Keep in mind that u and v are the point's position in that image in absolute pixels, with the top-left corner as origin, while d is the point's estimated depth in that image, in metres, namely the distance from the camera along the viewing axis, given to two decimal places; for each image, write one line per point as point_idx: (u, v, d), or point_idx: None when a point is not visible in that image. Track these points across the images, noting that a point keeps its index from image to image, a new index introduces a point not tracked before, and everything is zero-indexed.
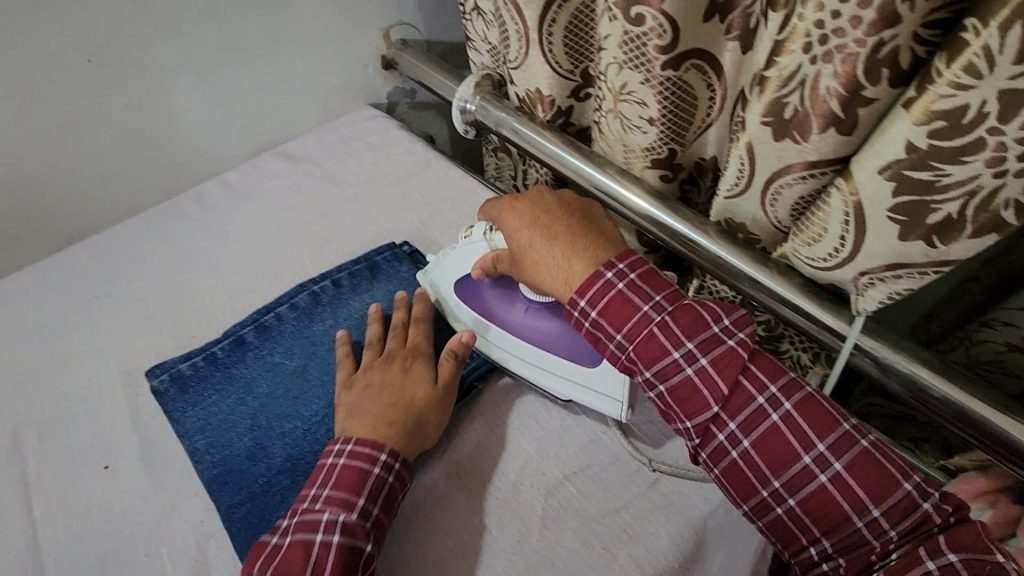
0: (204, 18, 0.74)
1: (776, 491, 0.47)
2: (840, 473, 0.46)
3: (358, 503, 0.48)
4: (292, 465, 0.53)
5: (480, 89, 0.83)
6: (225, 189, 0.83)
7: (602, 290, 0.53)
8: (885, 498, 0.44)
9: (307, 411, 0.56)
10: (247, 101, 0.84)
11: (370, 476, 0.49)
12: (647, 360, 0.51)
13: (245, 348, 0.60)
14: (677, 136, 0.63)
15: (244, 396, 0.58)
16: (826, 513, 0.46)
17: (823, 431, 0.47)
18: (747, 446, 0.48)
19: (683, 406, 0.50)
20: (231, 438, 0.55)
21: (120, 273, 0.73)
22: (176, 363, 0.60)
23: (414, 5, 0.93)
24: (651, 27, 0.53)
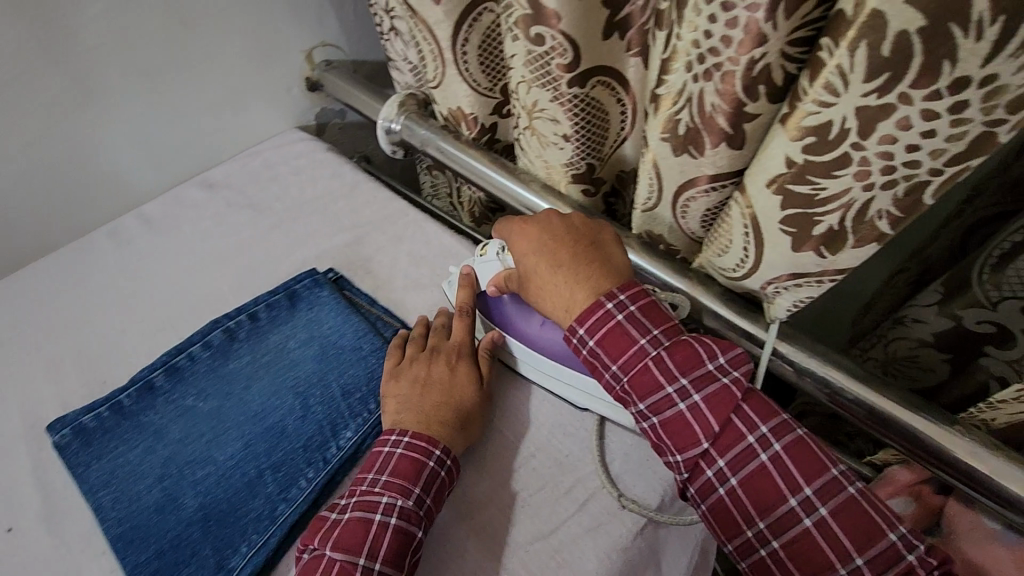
0: (108, 48, 0.71)
1: (761, 531, 0.47)
2: (825, 518, 0.45)
3: (414, 490, 0.49)
4: (203, 516, 0.51)
5: (405, 108, 0.82)
6: (143, 222, 0.80)
7: (601, 321, 0.52)
8: (868, 548, 0.44)
9: (220, 456, 0.54)
10: (163, 131, 0.81)
11: (427, 467, 0.50)
12: (641, 394, 0.50)
13: (153, 393, 0.58)
14: (593, 151, 0.64)
15: (154, 445, 0.55)
16: (808, 558, 0.45)
17: (811, 474, 0.46)
18: (735, 484, 0.48)
19: (673, 441, 0.49)
20: (139, 491, 0.52)
21: (27, 319, 0.69)
22: (78, 415, 0.57)
23: (336, 25, 0.91)
24: (552, 47, 0.52)
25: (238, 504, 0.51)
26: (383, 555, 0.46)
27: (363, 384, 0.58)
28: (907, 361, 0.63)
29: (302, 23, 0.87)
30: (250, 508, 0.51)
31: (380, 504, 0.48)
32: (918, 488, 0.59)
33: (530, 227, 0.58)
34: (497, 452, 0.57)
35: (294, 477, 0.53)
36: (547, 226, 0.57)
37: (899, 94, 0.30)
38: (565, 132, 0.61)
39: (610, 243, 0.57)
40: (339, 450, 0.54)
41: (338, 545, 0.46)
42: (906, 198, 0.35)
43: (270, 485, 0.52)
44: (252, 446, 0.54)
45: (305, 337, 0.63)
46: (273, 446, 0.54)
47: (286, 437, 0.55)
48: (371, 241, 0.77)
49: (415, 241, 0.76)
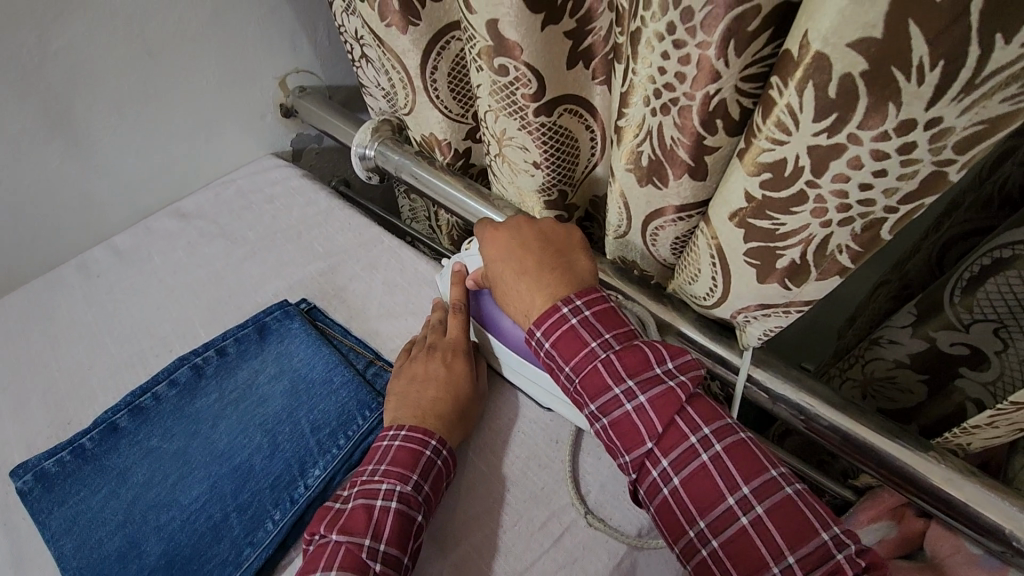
0: (73, 82, 0.70)
1: (700, 531, 0.45)
2: (761, 518, 0.44)
3: (412, 477, 0.50)
4: (166, 562, 0.49)
5: (379, 134, 0.82)
6: (114, 255, 0.78)
7: (555, 324, 0.51)
8: (800, 547, 0.42)
9: (185, 499, 0.53)
10: (134, 161, 0.80)
11: (424, 455, 0.51)
12: (591, 394, 0.49)
13: (117, 435, 0.56)
14: (564, 177, 0.64)
15: (117, 488, 0.54)
16: (744, 558, 0.43)
17: (749, 474, 0.45)
18: (677, 485, 0.46)
19: (620, 441, 0.48)
20: (101, 537, 0.51)
21: None
22: (40, 460, 0.55)
23: (310, 51, 0.91)
24: (516, 77, 0.52)
25: (202, 549, 0.50)
26: (386, 536, 0.46)
27: (333, 419, 0.57)
28: (886, 383, 0.62)
29: (275, 50, 0.87)
30: (214, 553, 0.50)
31: (381, 490, 0.49)
32: (900, 511, 0.58)
33: (500, 229, 0.57)
34: (472, 486, 0.56)
35: (261, 519, 0.52)
36: (517, 229, 0.56)
37: (848, 134, 0.29)
38: (534, 159, 0.61)
39: (580, 249, 0.56)
40: (307, 489, 0.53)
41: (342, 529, 0.46)
42: (864, 234, 0.34)
43: (236, 528, 0.51)
44: (218, 487, 0.53)
45: (275, 371, 0.61)
46: (240, 487, 0.53)
47: (252, 476, 0.54)
48: (345, 269, 0.76)
49: (390, 268, 0.75)
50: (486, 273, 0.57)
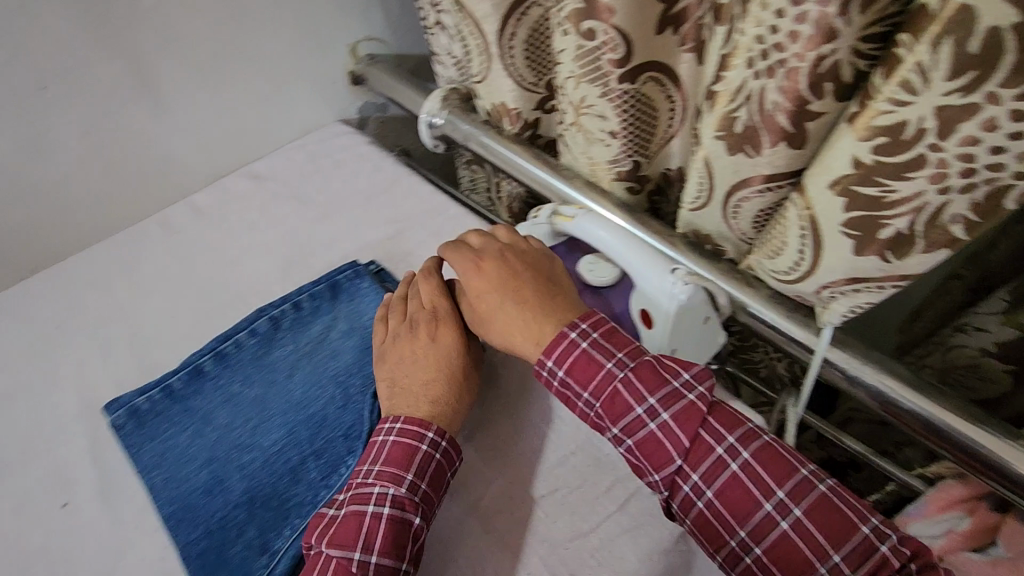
0: (160, 40, 0.73)
1: (742, 540, 0.45)
2: (801, 519, 0.44)
3: (406, 478, 0.49)
4: (249, 499, 0.52)
5: (447, 102, 0.82)
6: (191, 212, 0.82)
7: (567, 350, 0.51)
8: (845, 544, 0.43)
9: (266, 441, 0.55)
10: (213, 121, 0.83)
11: (419, 451, 0.50)
12: (613, 417, 0.49)
13: (203, 378, 0.60)
14: (640, 148, 0.62)
15: (202, 429, 0.57)
16: (791, 560, 0.44)
17: (781, 477, 0.45)
18: (712, 498, 0.46)
19: (646, 461, 0.48)
20: (189, 472, 0.54)
21: (84, 302, 0.72)
22: (132, 397, 0.58)
23: (382, 20, 0.92)
24: (604, 41, 0.52)
25: (282, 488, 0.52)
26: (378, 546, 0.46)
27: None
28: (967, 371, 0.60)
29: (348, 17, 0.88)
30: (293, 494, 0.52)
31: (373, 494, 0.48)
32: (972, 504, 0.56)
33: (461, 253, 0.58)
34: (537, 449, 0.56)
35: (335, 464, 0.53)
36: (477, 256, 0.57)
37: (986, 92, 0.29)
38: (612, 129, 0.60)
39: (552, 266, 0.57)
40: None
41: (335, 541, 0.46)
42: (985, 202, 0.34)
43: (313, 472, 0.53)
44: (295, 433, 0.55)
45: (348, 327, 0.63)
46: (315, 434, 0.55)
47: (327, 425, 0.56)
48: (411, 234, 0.77)
49: (455, 235, 0.76)
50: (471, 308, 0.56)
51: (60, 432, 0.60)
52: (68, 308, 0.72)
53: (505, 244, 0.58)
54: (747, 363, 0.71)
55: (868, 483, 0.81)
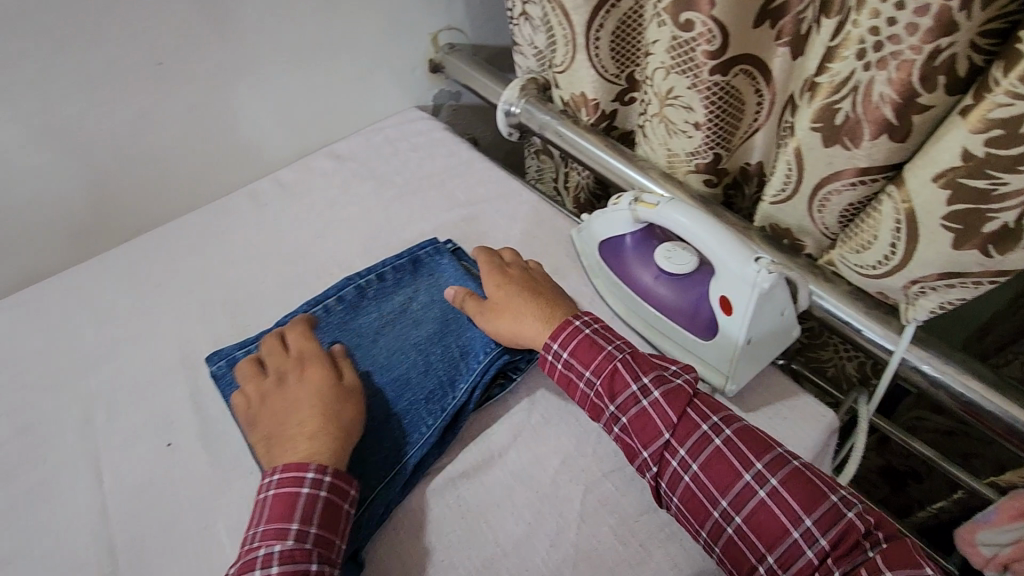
0: (266, 22, 0.77)
1: (723, 511, 0.48)
2: (777, 488, 0.47)
3: (292, 528, 0.47)
4: None
5: (525, 92, 0.84)
6: (279, 187, 0.87)
7: (571, 334, 0.57)
8: (816, 509, 0.46)
9: None
10: (302, 101, 0.87)
11: (300, 497, 0.49)
12: (610, 394, 0.54)
13: None
14: (722, 140, 0.63)
15: None
16: (767, 527, 0.47)
17: (759, 451, 0.49)
18: (697, 471, 0.50)
19: (637, 436, 0.52)
20: None
21: (181, 265, 0.77)
22: (233, 350, 0.64)
23: (463, 10, 0.95)
24: (700, 33, 0.53)
25: (369, 443, 0.56)
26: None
27: (479, 342, 0.62)
28: None
29: (431, 6, 0.91)
30: (380, 448, 0.56)
31: (259, 558, 0.46)
32: None
33: (488, 258, 0.66)
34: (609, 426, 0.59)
35: (417, 424, 0.57)
36: (501, 263, 0.65)
37: None
38: (696, 120, 0.61)
39: (554, 284, 0.65)
40: (456, 400, 0.58)
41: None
42: None
43: (397, 429, 0.57)
44: (379, 393, 0.59)
45: (427, 298, 0.67)
46: (398, 395, 0.59)
47: (409, 388, 0.59)
48: (485, 217, 0.80)
49: (528, 220, 0.78)
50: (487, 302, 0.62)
51: (163, 381, 0.65)
52: (167, 271, 0.77)
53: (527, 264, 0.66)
54: (814, 361, 0.71)
55: (931, 492, 0.80)
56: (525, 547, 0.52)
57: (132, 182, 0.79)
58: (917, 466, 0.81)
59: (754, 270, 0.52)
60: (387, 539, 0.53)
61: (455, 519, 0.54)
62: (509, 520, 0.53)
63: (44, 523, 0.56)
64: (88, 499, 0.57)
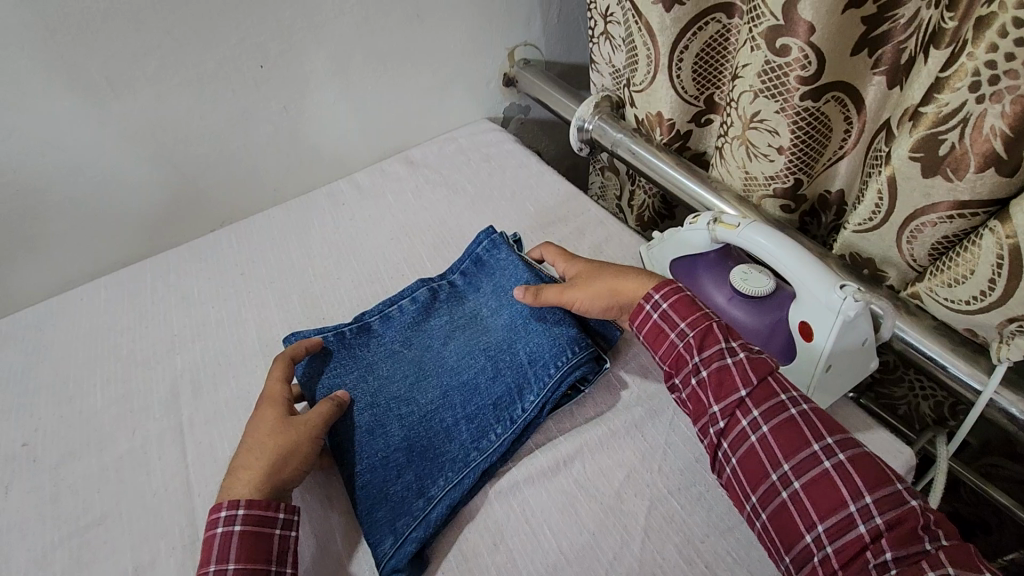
0: (359, 33, 0.81)
1: (783, 473, 0.49)
2: (843, 462, 0.48)
3: (212, 567, 0.49)
4: (408, 444, 0.58)
5: (599, 109, 0.86)
6: (356, 189, 0.90)
7: (674, 290, 0.59)
8: (879, 491, 0.46)
9: (422, 399, 0.61)
10: (383, 109, 0.91)
11: (216, 537, 0.50)
12: (699, 347, 0.55)
13: (370, 334, 0.66)
14: (805, 166, 0.63)
15: (365, 375, 0.63)
16: (824, 499, 0.47)
17: (833, 429, 0.50)
18: (766, 432, 0.51)
19: (714, 389, 0.53)
20: (351, 410, 0.60)
21: (264, 257, 0.81)
22: (311, 333, 0.66)
23: (541, 27, 0.98)
24: (795, 59, 0.53)
25: (438, 443, 0.58)
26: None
27: (548, 351, 0.61)
28: None
29: (512, 23, 0.94)
30: (448, 449, 0.58)
31: None
32: None
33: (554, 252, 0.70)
34: (677, 446, 0.58)
35: (485, 430, 0.59)
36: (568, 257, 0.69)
37: None
38: (782, 144, 0.61)
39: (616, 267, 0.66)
40: (525, 411, 0.59)
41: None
42: None
43: (465, 433, 0.59)
44: (449, 396, 0.61)
45: (496, 304, 0.67)
46: (467, 399, 0.61)
47: (478, 394, 0.61)
48: (553, 230, 0.81)
49: (598, 234, 0.79)
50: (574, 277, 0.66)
51: (244, 366, 0.68)
52: (250, 263, 0.81)
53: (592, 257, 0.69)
54: (886, 398, 0.70)
55: (1000, 545, 0.77)
56: (588, 556, 0.52)
57: (224, 175, 0.83)
58: (986, 517, 0.78)
59: (839, 299, 0.51)
60: (454, 537, 0.54)
61: (517, 524, 0.54)
62: (573, 529, 0.54)
63: (131, 492, 0.59)
64: (173, 472, 0.60)
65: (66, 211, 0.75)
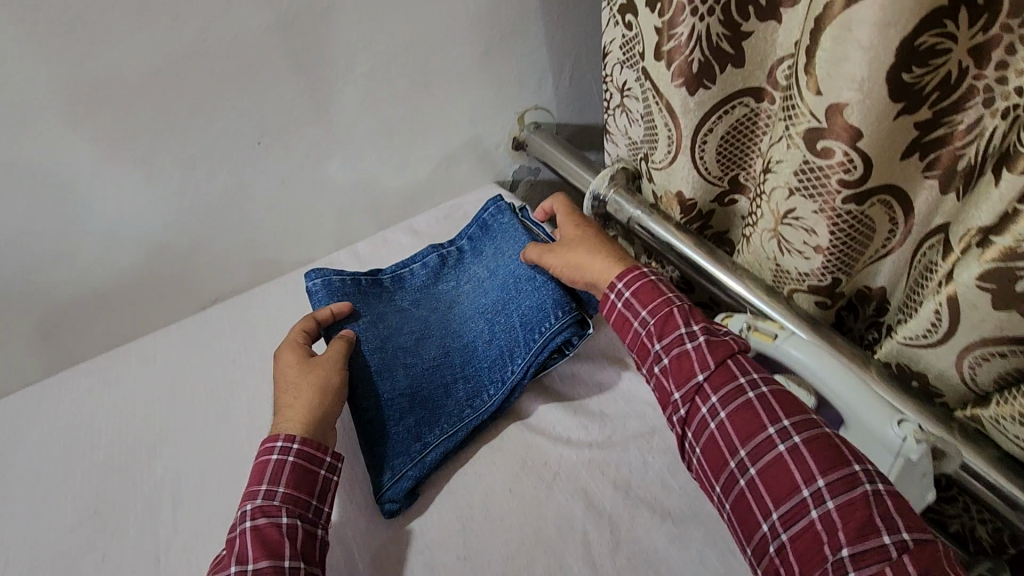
0: (365, 104, 0.77)
1: (740, 460, 0.50)
2: (797, 447, 0.48)
3: (261, 489, 0.54)
4: (411, 392, 0.65)
5: (615, 182, 0.81)
6: (356, 263, 0.85)
7: (636, 277, 0.59)
8: (833, 473, 0.46)
9: (425, 355, 0.68)
10: (387, 178, 0.86)
11: (270, 462, 0.55)
12: (659, 334, 0.56)
13: (382, 288, 0.74)
14: (845, 264, 0.57)
15: (376, 322, 0.70)
16: (779, 483, 0.48)
17: (791, 410, 0.50)
18: (723, 419, 0.51)
19: (673, 376, 0.54)
20: (364, 346, 0.67)
21: (257, 342, 0.76)
22: (331, 274, 0.72)
23: (553, 91, 0.93)
24: (838, 162, 0.48)
25: (438, 396, 0.65)
26: (251, 554, 0.50)
27: (535, 316, 0.66)
28: None
29: (522, 89, 0.90)
30: (445, 403, 0.65)
31: (236, 517, 0.53)
32: None
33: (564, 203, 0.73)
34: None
35: (479, 390, 0.66)
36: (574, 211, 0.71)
37: None
38: (819, 244, 0.56)
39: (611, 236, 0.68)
40: (513, 373, 0.65)
41: (216, 568, 0.51)
42: None
43: (461, 391, 0.66)
44: (450, 354, 0.69)
45: (494, 267, 0.74)
46: (465, 360, 0.68)
47: (475, 355, 0.68)
48: None
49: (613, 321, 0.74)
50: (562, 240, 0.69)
51: (228, 473, 0.63)
52: (244, 344, 0.76)
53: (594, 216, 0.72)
54: (936, 513, 0.63)
55: None
56: None
57: (217, 251, 0.79)
58: None
59: (898, 437, 0.48)
60: None
61: None
62: None
63: None
64: None
65: (52, 289, 0.72)
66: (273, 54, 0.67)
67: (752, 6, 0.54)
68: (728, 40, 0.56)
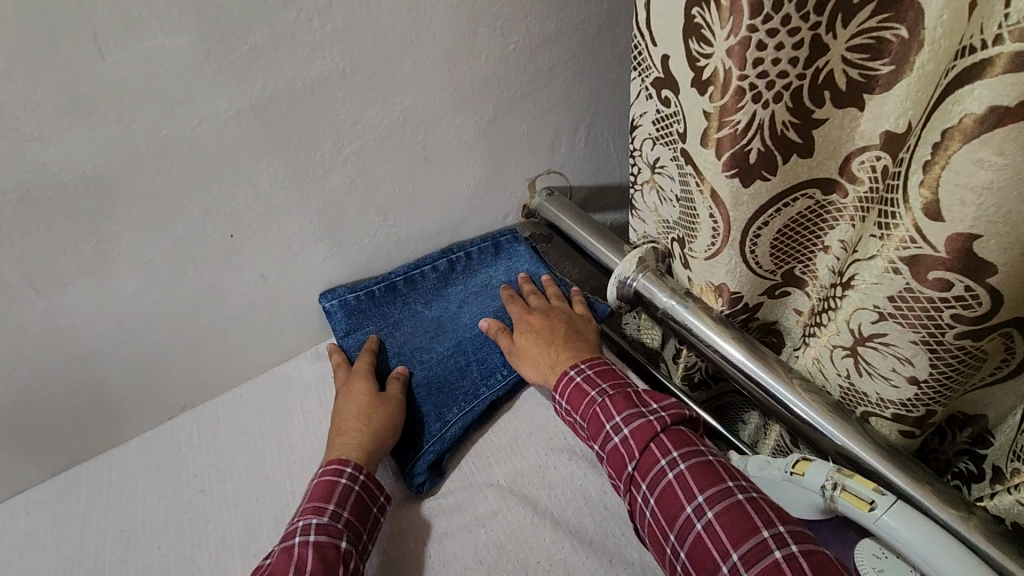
0: (355, 182, 0.66)
1: (672, 545, 0.49)
2: (712, 522, 0.48)
3: (329, 508, 0.54)
4: (428, 382, 0.70)
5: (644, 266, 0.68)
6: None
7: (565, 384, 0.61)
8: (743, 545, 0.46)
9: (441, 347, 0.74)
10: (380, 258, 0.76)
11: (339, 485, 0.55)
12: (592, 434, 0.57)
13: (397, 293, 0.76)
14: (944, 397, 0.47)
15: (393, 332, 0.74)
16: (704, 565, 0.47)
17: (705, 484, 0.50)
18: (652, 507, 0.51)
19: (611, 471, 0.55)
20: (383, 354, 0.72)
21: (234, 468, 0.66)
22: (345, 292, 0.73)
23: (567, 153, 0.83)
24: (957, 296, 0.39)
25: (454, 378, 0.71)
26: (311, 570, 0.48)
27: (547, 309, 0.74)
28: None
29: (531, 154, 0.79)
30: (462, 383, 0.70)
31: (297, 528, 0.52)
32: None
33: (516, 301, 0.75)
34: None
35: (493, 370, 0.72)
36: (525, 308, 0.73)
37: None
38: (914, 375, 0.46)
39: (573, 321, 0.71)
40: None
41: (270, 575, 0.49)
42: None
43: (476, 372, 0.71)
44: (463, 344, 0.74)
45: (506, 278, 0.81)
46: (477, 345, 0.74)
47: (488, 342, 0.74)
48: None
49: None
50: (513, 343, 0.70)
51: None
52: (216, 471, 0.66)
53: (553, 306, 0.73)
54: None
55: None
56: None
57: (184, 357, 0.68)
58: None
59: None
60: None
61: None
62: None
63: None
64: None
65: None
66: (243, 141, 0.56)
67: (829, 90, 0.44)
68: (797, 128, 0.46)
